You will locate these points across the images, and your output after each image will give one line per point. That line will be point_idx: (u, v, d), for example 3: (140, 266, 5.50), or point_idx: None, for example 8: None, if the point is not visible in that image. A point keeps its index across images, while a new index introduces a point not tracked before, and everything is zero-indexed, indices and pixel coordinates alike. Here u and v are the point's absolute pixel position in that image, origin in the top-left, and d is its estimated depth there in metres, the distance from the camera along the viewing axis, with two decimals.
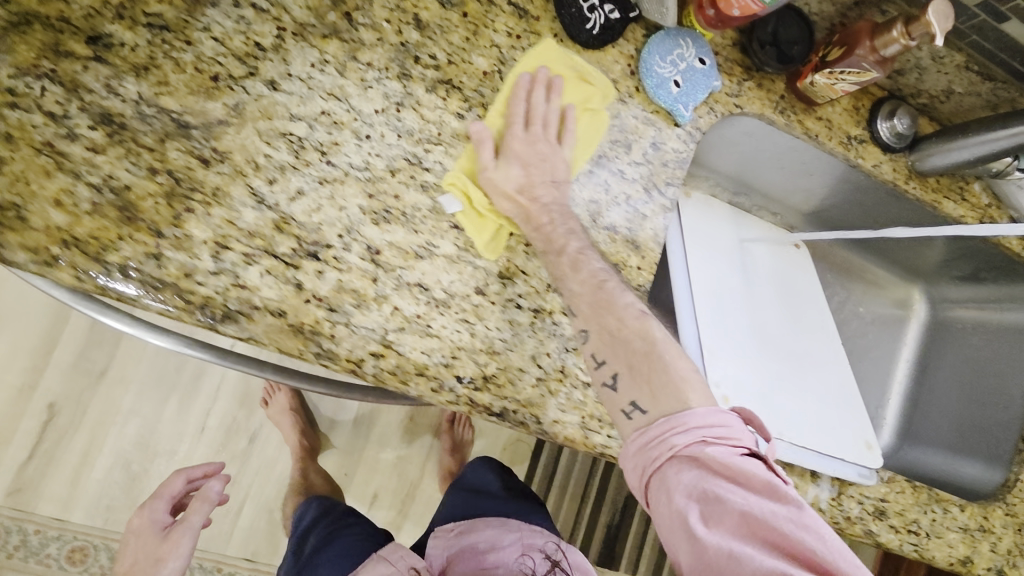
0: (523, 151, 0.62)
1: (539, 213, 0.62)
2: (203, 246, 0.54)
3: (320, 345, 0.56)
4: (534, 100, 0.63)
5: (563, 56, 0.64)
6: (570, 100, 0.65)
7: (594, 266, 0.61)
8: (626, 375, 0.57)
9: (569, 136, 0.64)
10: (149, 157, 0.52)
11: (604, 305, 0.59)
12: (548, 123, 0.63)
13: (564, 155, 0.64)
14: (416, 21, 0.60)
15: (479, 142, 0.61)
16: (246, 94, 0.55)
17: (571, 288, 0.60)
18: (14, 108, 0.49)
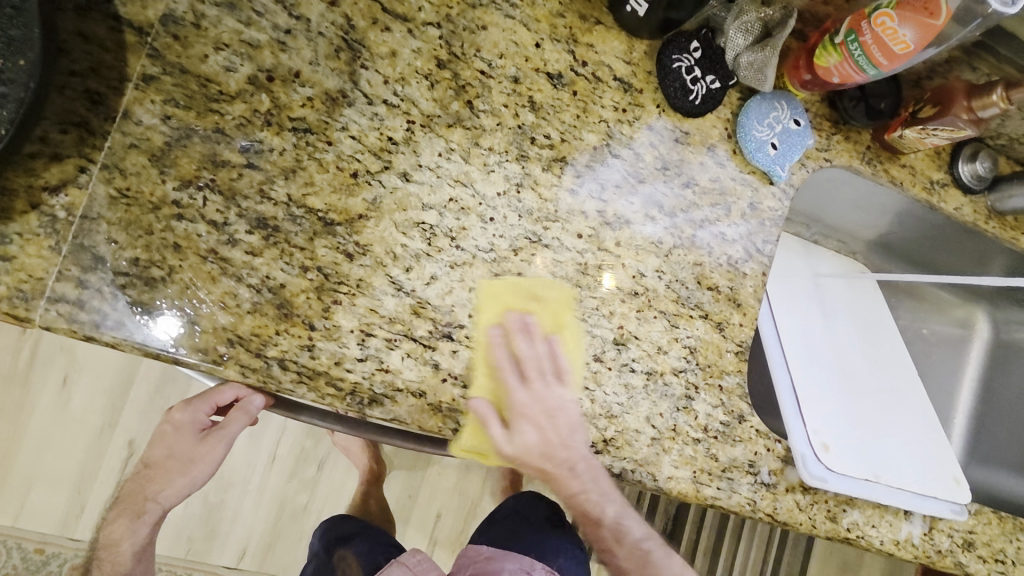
0: (535, 406, 0.61)
1: (563, 474, 0.63)
2: (351, 334, 0.57)
3: (458, 421, 0.60)
4: (515, 350, 0.61)
5: (508, 290, 0.61)
6: (551, 329, 0.63)
7: (637, 538, 0.72)
8: None
9: (564, 373, 0.63)
10: (300, 256, 0.56)
11: (649, 568, 0.72)
12: (541, 371, 0.62)
13: (569, 394, 0.62)
14: (531, 103, 0.62)
15: (486, 423, 0.59)
16: (382, 187, 0.58)
17: (620, 562, 0.73)
18: (181, 219, 0.53)
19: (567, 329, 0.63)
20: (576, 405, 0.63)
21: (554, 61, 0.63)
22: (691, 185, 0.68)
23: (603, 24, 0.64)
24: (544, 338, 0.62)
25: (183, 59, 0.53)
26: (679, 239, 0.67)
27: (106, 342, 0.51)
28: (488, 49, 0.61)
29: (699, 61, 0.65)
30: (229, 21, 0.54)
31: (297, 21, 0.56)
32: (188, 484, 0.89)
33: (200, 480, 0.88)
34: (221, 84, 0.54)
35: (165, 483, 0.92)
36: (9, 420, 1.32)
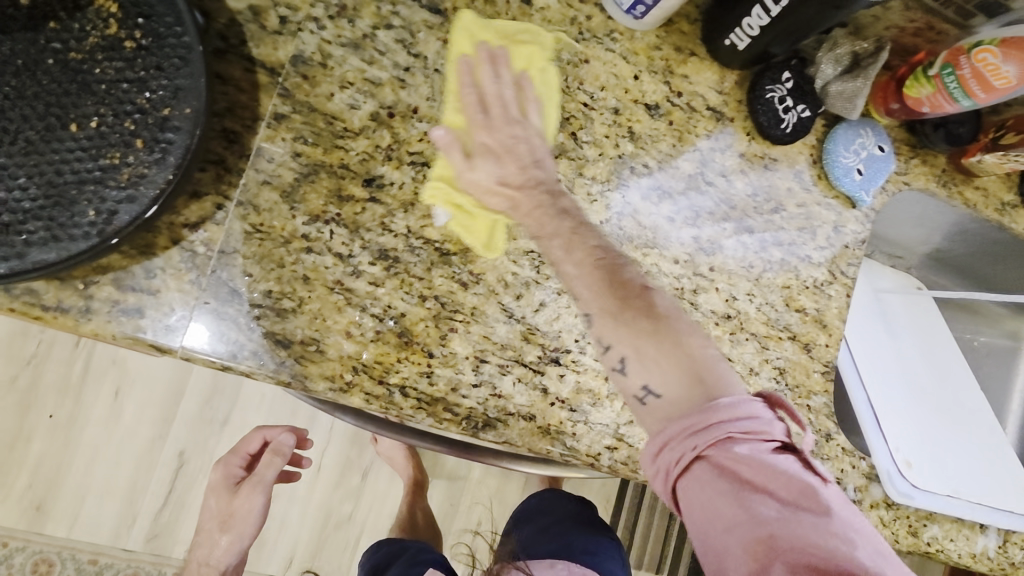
0: (495, 139, 0.58)
1: (527, 197, 0.57)
2: (466, 360, 0.59)
3: (565, 443, 0.61)
4: (481, 82, 0.58)
5: (484, 28, 0.59)
6: (519, 68, 0.60)
7: (591, 244, 0.55)
8: (633, 358, 0.51)
9: (534, 109, 0.60)
10: (419, 285, 0.57)
11: (606, 281, 0.53)
12: (507, 102, 0.59)
13: (536, 129, 0.60)
14: (630, 133, 0.64)
15: (447, 149, 0.57)
16: (494, 218, 0.60)
17: (564, 270, 0.55)
18: (310, 252, 0.55)
19: (540, 73, 0.61)
20: (537, 136, 0.60)
21: (652, 93, 0.65)
22: (779, 210, 0.70)
23: (696, 56, 0.67)
24: (513, 76, 0.59)
25: (311, 98, 0.55)
26: (768, 263, 0.69)
27: (242, 371, 0.53)
28: (591, 82, 0.63)
29: (791, 91, 0.66)
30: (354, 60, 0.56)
31: (415, 58, 0.58)
32: (236, 536, 1.09)
33: (245, 531, 1.07)
34: (346, 121, 0.56)
35: (214, 544, 1.11)
36: (61, 433, 1.30)
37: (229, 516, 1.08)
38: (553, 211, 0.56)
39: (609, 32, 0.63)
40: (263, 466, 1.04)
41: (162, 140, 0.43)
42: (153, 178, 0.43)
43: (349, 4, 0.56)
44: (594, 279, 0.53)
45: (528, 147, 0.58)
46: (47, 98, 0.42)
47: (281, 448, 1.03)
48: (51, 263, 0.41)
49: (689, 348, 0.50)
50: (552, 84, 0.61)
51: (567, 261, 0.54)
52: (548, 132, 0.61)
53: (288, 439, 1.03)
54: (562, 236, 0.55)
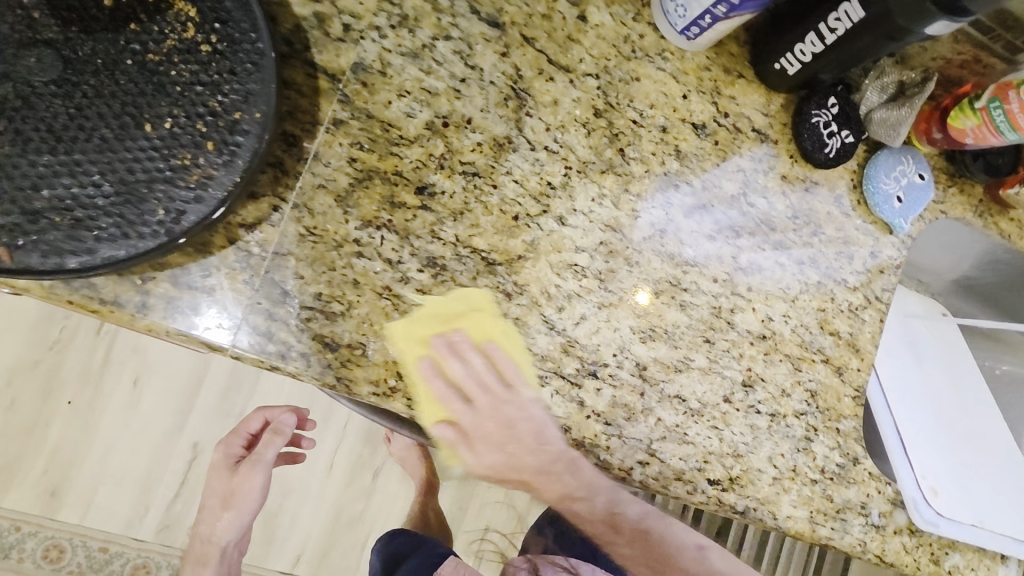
0: (491, 419, 0.59)
1: (545, 481, 0.61)
2: (506, 370, 0.59)
3: (599, 456, 0.62)
4: (453, 374, 0.58)
5: (424, 322, 0.57)
6: (488, 340, 0.58)
7: (609, 507, 0.65)
8: (642, 573, 0.70)
9: (519, 378, 0.59)
10: (465, 294, 0.58)
11: (632, 533, 0.68)
12: (489, 381, 0.59)
13: (526, 398, 0.59)
14: (676, 152, 0.65)
15: (457, 450, 0.58)
16: (540, 230, 0.60)
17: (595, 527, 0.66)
18: (361, 257, 0.55)
19: (500, 337, 0.59)
20: (536, 404, 0.60)
21: (699, 112, 0.66)
22: (818, 233, 0.70)
23: (744, 78, 0.67)
24: (478, 349, 0.58)
25: (370, 105, 0.56)
26: (805, 285, 0.70)
27: (289, 372, 0.53)
28: (640, 100, 0.64)
29: (835, 116, 0.67)
30: (413, 69, 0.57)
31: (471, 70, 0.59)
32: (238, 510, 1.12)
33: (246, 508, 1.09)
34: (402, 129, 0.56)
35: (217, 519, 1.14)
36: (80, 419, 1.30)
37: (230, 494, 1.09)
38: (580, 492, 0.62)
39: (661, 51, 0.64)
40: (264, 444, 1.05)
41: (232, 143, 0.44)
42: (221, 180, 0.44)
43: (411, 15, 0.57)
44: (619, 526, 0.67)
45: (525, 414, 0.59)
46: (123, 97, 0.42)
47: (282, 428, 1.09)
48: (120, 259, 0.41)
49: (678, 553, 0.71)
50: (521, 343, 0.59)
51: (604, 532, 0.67)
52: (536, 381, 0.60)
53: (288, 421, 0.94)
54: (599, 496, 0.63)
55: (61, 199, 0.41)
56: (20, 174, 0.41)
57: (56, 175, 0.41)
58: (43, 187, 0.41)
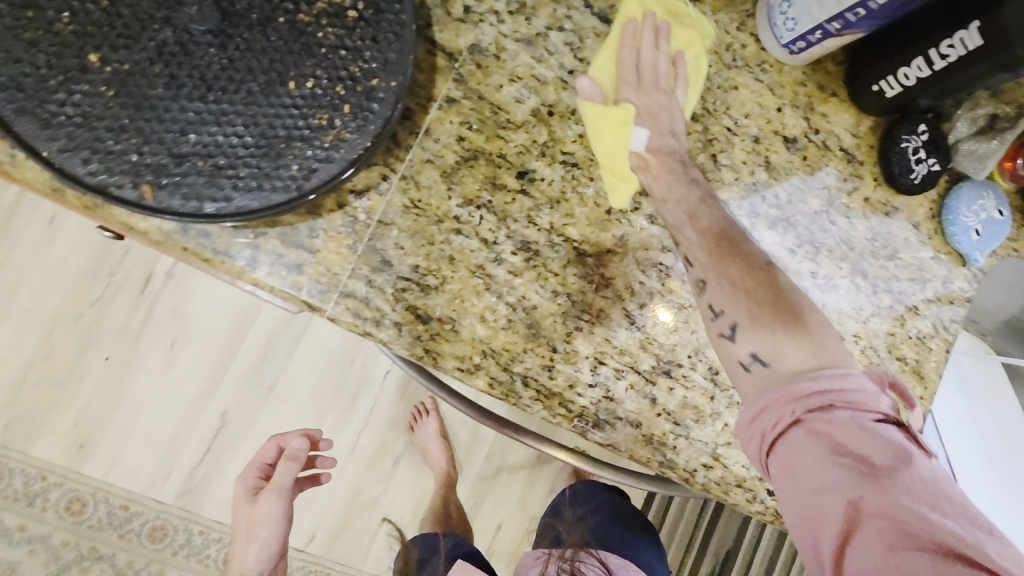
0: (641, 102, 0.59)
1: (658, 161, 0.58)
2: (585, 359, 0.60)
3: (664, 454, 0.62)
4: (642, 46, 0.60)
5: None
6: (676, 46, 0.61)
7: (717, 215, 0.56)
8: (746, 326, 0.51)
9: (683, 82, 0.61)
10: (553, 281, 0.59)
11: (723, 250, 0.53)
12: (662, 72, 0.60)
13: (680, 100, 0.60)
14: (766, 163, 0.66)
15: (593, 100, 0.58)
16: (630, 226, 0.61)
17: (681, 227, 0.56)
18: (459, 234, 0.56)
19: (692, 54, 0.62)
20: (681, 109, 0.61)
21: (791, 126, 0.66)
22: (894, 258, 0.71)
23: (837, 96, 0.68)
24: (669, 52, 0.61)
25: (482, 87, 0.57)
26: (877, 308, 0.70)
27: (380, 339, 0.54)
28: (737, 108, 0.65)
29: (925, 144, 0.67)
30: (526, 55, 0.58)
31: (581, 62, 0.59)
32: (265, 543, 0.98)
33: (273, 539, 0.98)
34: (510, 114, 0.57)
35: (244, 556, 1.01)
36: (115, 375, 1.32)
37: (252, 526, 0.96)
38: (685, 177, 0.57)
39: (761, 62, 0.65)
40: (281, 472, 0.90)
41: (366, 109, 0.45)
42: (353, 143, 0.45)
43: (529, 2, 0.58)
44: (713, 243, 0.54)
45: (669, 116, 0.59)
46: (272, 54, 0.44)
47: (294, 452, 0.89)
48: (252, 210, 0.43)
49: (763, 273, 0.52)
50: (702, 71, 0.62)
51: (684, 217, 0.56)
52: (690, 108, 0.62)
53: (302, 444, 0.89)
54: (697, 190, 0.57)
55: (205, 145, 0.43)
56: (170, 117, 0.42)
57: (204, 123, 0.43)
58: (190, 132, 0.42)
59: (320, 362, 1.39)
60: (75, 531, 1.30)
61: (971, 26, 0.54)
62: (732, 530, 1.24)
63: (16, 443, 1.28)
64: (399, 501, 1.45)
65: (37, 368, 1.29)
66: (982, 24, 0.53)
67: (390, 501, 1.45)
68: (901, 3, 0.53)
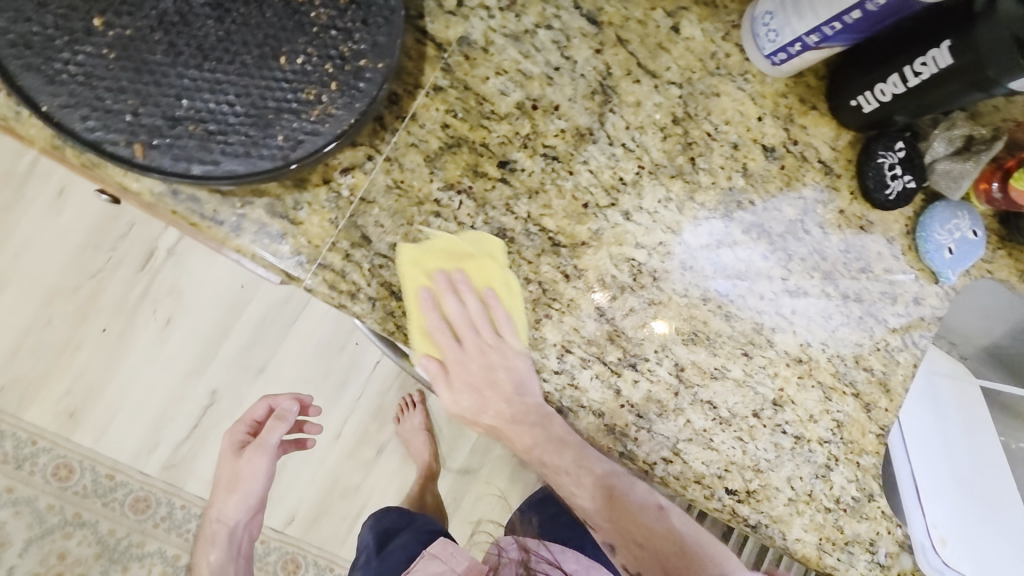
0: (473, 367, 0.60)
1: (517, 432, 0.64)
2: (552, 347, 0.61)
3: (625, 445, 0.64)
4: (446, 310, 0.59)
5: (432, 253, 0.58)
6: (486, 286, 0.60)
7: (600, 470, 0.66)
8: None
9: (508, 326, 0.60)
10: (527, 268, 0.61)
11: (623, 512, 0.66)
12: (480, 325, 0.60)
13: (512, 347, 0.60)
14: (744, 169, 0.68)
15: (433, 381, 0.60)
16: (606, 221, 0.63)
17: (584, 503, 0.67)
18: (438, 217, 0.58)
19: (497, 284, 0.60)
20: (518, 360, 0.61)
21: (771, 135, 0.69)
22: (866, 271, 0.73)
23: (817, 110, 0.70)
24: (478, 296, 0.60)
25: (469, 77, 0.59)
26: (847, 318, 0.72)
27: (354, 312, 0.56)
28: (717, 115, 0.67)
29: (901, 160, 0.69)
30: (482, 314, 0.60)
31: (566, 60, 0.62)
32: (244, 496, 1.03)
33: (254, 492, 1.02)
34: (494, 105, 0.60)
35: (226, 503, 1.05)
36: (109, 346, 1.34)
37: (235, 478, 1.01)
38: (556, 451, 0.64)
39: (743, 72, 0.67)
40: (268, 430, 0.93)
41: (354, 87, 0.48)
42: (339, 119, 0.48)
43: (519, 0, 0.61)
44: (607, 499, 0.66)
45: (509, 369, 0.61)
46: (267, 30, 0.46)
47: (286, 413, 0.93)
48: (238, 174, 0.46)
49: (636, 509, 0.67)
50: (519, 300, 0.60)
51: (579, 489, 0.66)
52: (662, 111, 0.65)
53: (292, 406, 0.93)
54: (570, 451, 0.64)
55: (199, 111, 0.45)
56: (168, 83, 0.45)
57: (199, 90, 0.45)
58: (185, 98, 0.45)
59: (311, 348, 1.42)
60: (60, 496, 1.33)
61: (942, 45, 0.56)
62: None
63: (10, 406, 1.31)
64: (379, 489, 1.46)
65: (34, 334, 1.32)
66: (952, 43, 0.55)
67: (370, 489, 1.46)
68: (877, 19, 0.55)
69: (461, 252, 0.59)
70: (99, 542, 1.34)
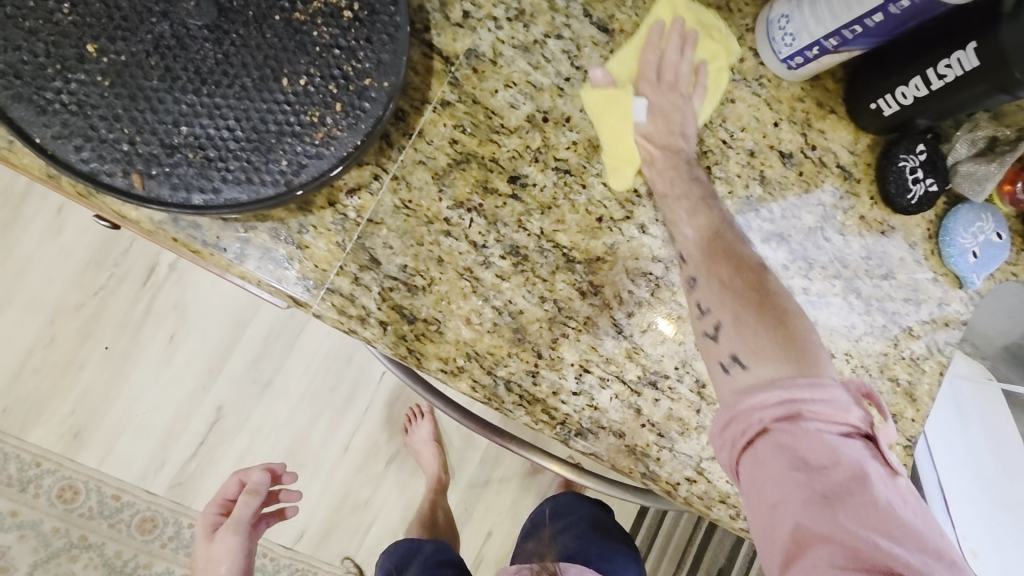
0: (657, 101, 0.61)
1: (663, 156, 0.60)
2: (570, 367, 0.59)
3: (647, 466, 0.61)
4: (665, 51, 0.62)
5: (687, 7, 0.62)
6: (702, 56, 0.63)
7: (714, 216, 0.58)
8: (730, 324, 0.52)
9: (699, 91, 0.63)
10: (541, 286, 0.58)
11: (715, 247, 0.56)
12: (680, 82, 0.62)
13: (693, 106, 0.62)
14: (761, 177, 0.66)
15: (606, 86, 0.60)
16: (622, 235, 0.61)
17: (682, 229, 0.59)
18: (448, 236, 0.56)
19: (716, 63, 0.63)
20: (691, 113, 0.62)
21: (788, 141, 0.67)
22: (889, 277, 0.70)
23: (835, 113, 0.68)
24: (693, 61, 0.63)
25: (477, 91, 0.57)
26: (870, 326, 0.70)
27: (365, 337, 0.54)
28: (733, 121, 0.65)
29: (923, 163, 0.67)
30: (688, 75, 0.62)
31: (577, 70, 0.60)
32: None
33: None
34: (504, 119, 0.58)
35: None
36: (112, 365, 1.32)
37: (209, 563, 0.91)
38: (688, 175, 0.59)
39: (759, 77, 0.65)
40: (240, 506, 0.87)
41: (358, 108, 0.46)
42: (343, 141, 0.46)
43: (527, 10, 0.59)
44: (714, 251, 0.56)
45: (682, 117, 0.61)
46: (267, 51, 0.45)
47: (255, 487, 0.85)
48: (241, 202, 0.44)
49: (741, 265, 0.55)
50: (723, 85, 0.64)
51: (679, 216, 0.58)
52: None
53: (263, 477, 0.85)
54: (700, 197, 0.59)
55: (197, 137, 0.44)
56: (164, 109, 0.43)
57: (197, 115, 0.44)
58: (182, 124, 0.43)
59: (316, 361, 1.40)
60: (66, 518, 1.31)
61: (968, 46, 0.54)
62: (725, 549, 1.25)
63: (13, 428, 1.29)
64: (389, 503, 1.44)
65: (36, 355, 1.30)
66: (978, 46, 0.53)
67: (380, 504, 1.44)
68: (897, 23, 0.53)
69: (709, 23, 0.63)
70: (107, 564, 1.32)
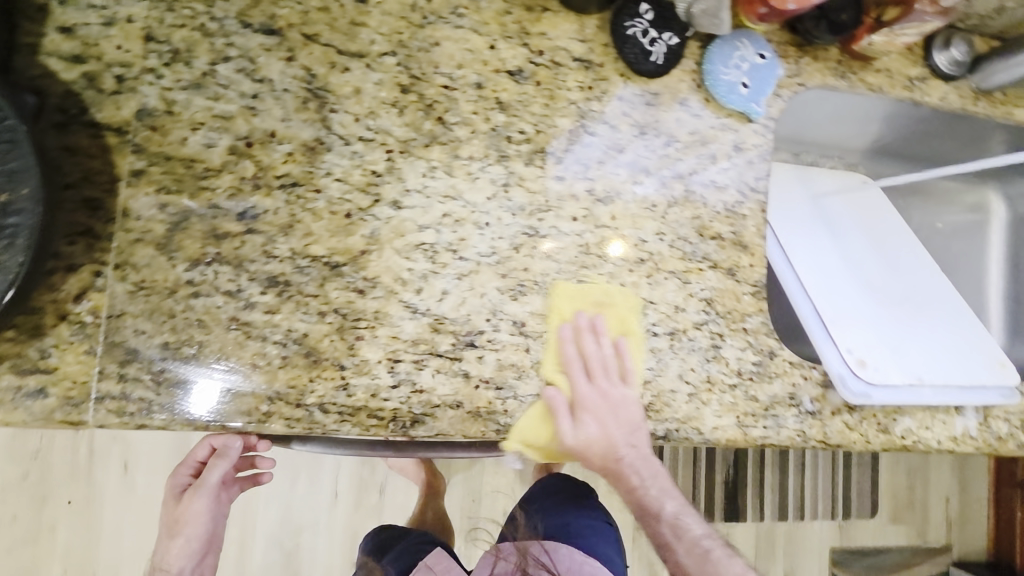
0: (594, 408, 0.62)
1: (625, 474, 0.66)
2: (380, 364, 0.59)
3: (499, 421, 0.61)
4: (583, 348, 0.63)
5: (576, 294, 0.64)
6: (617, 333, 0.65)
7: (696, 532, 0.73)
8: None
9: (631, 374, 0.64)
10: (316, 303, 0.58)
11: (709, 565, 0.72)
12: (611, 369, 0.63)
13: (631, 396, 0.64)
14: (499, 104, 0.64)
15: (554, 408, 0.62)
16: (377, 220, 0.60)
17: (678, 558, 0.73)
18: (198, 297, 0.55)
19: (632, 330, 0.65)
20: (635, 402, 0.64)
21: (511, 58, 0.65)
22: (672, 143, 0.69)
23: (549, 10, 0.66)
24: (611, 340, 0.64)
25: (165, 147, 0.56)
26: (671, 197, 0.69)
27: (157, 425, 0.54)
28: (446, 63, 0.63)
29: (652, 22, 0.65)
30: (614, 359, 0.64)
31: (260, 83, 0.58)
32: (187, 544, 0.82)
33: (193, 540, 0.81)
34: (205, 161, 0.56)
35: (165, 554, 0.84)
36: (83, 514, 1.34)
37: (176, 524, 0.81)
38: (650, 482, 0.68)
39: (454, 10, 0.64)
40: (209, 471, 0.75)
41: (7, 226, 0.45)
42: (7, 265, 0.45)
43: (182, 47, 0.57)
44: (703, 563, 0.72)
45: (624, 409, 0.63)
46: None
47: (227, 451, 0.72)
48: None
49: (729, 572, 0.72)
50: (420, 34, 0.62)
51: (676, 547, 0.73)
52: (387, 87, 0.61)
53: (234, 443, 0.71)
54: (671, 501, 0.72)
55: None
56: None
57: None
58: None
59: None
60: None
61: None
62: None
63: None
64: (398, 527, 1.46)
65: (8, 535, 1.32)
66: None
67: None
68: None
69: (604, 301, 0.65)
70: None
